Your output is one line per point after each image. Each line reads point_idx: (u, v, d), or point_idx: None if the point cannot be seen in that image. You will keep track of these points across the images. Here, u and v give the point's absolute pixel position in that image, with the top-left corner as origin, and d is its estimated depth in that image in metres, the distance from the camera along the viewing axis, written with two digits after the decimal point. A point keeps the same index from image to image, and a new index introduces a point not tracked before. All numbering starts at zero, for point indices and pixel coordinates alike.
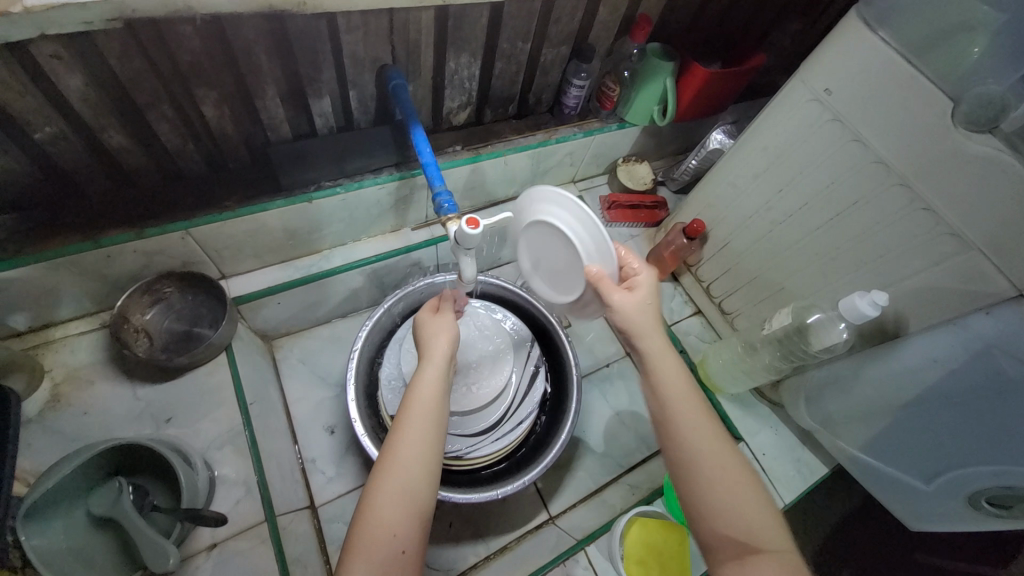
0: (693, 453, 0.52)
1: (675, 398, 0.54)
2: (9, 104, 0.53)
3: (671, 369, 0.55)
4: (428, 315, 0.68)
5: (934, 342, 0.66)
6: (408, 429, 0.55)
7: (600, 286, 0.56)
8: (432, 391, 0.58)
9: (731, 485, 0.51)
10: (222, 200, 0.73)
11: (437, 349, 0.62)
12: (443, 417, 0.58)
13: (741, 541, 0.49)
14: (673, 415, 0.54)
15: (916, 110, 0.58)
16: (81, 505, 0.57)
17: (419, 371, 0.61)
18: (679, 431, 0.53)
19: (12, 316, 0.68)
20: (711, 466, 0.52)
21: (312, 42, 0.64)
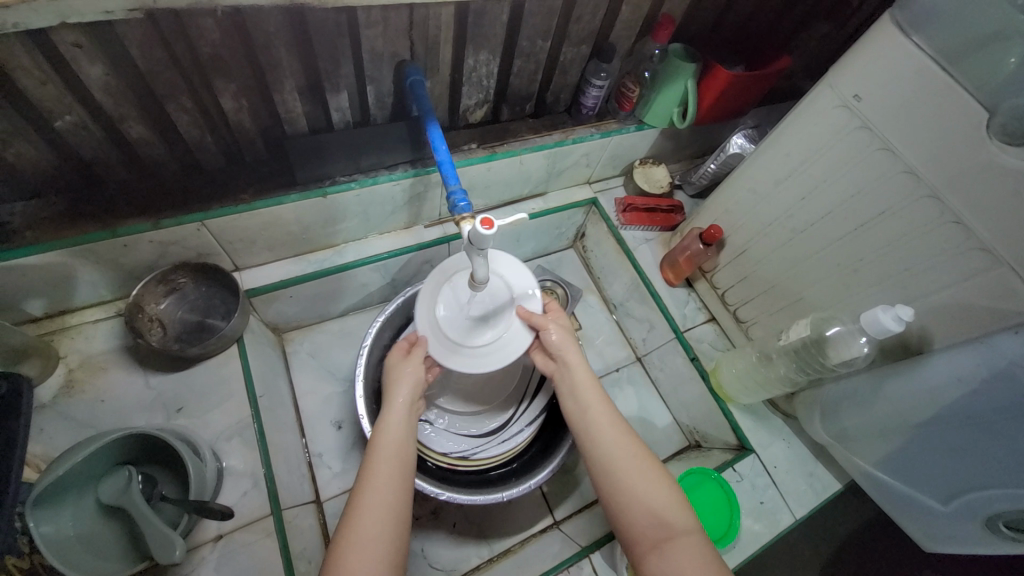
0: (612, 456, 0.63)
1: (593, 409, 0.66)
2: (31, 92, 0.54)
3: (587, 386, 0.68)
4: (395, 357, 0.69)
5: (959, 361, 0.64)
6: (377, 480, 0.57)
7: (532, 321, 0.68)
8: (397, 439, 0.61)
9: (643, 479, 0.61)
10: (238, 192, 0.73)
11: (401, 394, 0.65)
12: (409, 463, 0.61)
13: (657, 529, 0.58)
14: (592, 425, 0.65)
15: (949, 121, 0.56)
16: (90, 492, 0.58)
17: (384, 418, 0.64)
18: (598, 439, 0.64)
19: (30, 301, 0.69)
20: (628, 466, 0.62)
21: (332, 36, 0.64)
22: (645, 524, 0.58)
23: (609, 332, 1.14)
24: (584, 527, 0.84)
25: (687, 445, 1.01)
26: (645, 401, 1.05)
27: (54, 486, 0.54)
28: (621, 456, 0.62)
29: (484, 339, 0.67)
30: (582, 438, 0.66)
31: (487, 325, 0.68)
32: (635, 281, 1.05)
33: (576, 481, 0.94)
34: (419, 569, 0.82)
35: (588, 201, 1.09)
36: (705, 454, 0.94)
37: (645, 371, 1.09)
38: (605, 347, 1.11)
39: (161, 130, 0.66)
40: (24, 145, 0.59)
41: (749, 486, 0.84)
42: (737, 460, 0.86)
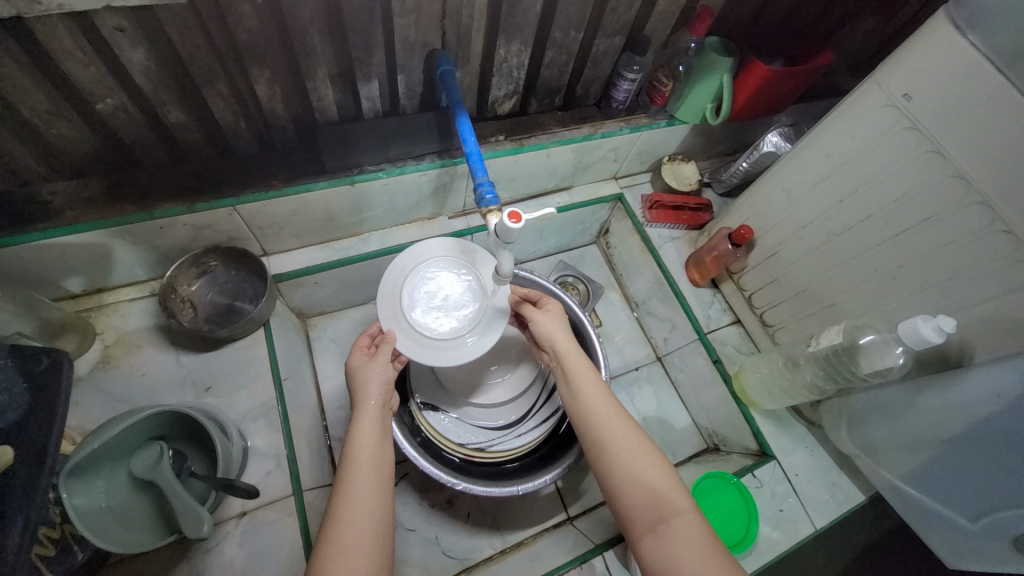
0: (606, 439, 0.63)
1: (586, 393, 0.66)
2: (75, 74, 0.55)
3: (580, 370, 0.68)
4: (360, 359, 0.67)
5: (999, 373, 0.61)
6: (354, 490, 0.56)
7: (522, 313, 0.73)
8: (370, 446, 0.60)
9: (635, 459, 0.61)
10: (268, 178, 0.74)
11: (371, 398, 0.64)
12: (385, 469, 0.60)
13: (653, 510, 0.58)
14: (586, 409, 0.65)
15: (1005, 124, 0.53)
16: (124, 465, 0.60)
17: (354, 424, 0.62)
18: (592, 422, 0.64)
19: (70, 278, 0.72)
20: (622, 448, 0.62)
21: (365, 24, 0.63)
22: (640, 506, 0.58)
23: (630, 330, 1.12)
24: (597, 525, 0.84)
25: (705, 448, 1.00)
26: (664, 402, 1.04)
27: (90, 457, 0.56)
28: (615, 438, 0.62)
29: (444, 333, 0.68)
30: (575, 422, 0.67)
31: (452, 321, 0.69)
32: (659, 280, 1.03)
33: (591, 478, 0.94)
34: (433, 556, 0.84)
35: (614, 197, 1.07)
36: (723, 458, 0.93)
37: (665, 371, 1.08)
38: (624, 345, 1.10)
39: (197, 116, 0.67)
40: (67, 126, 0.60)
41: (769, 493, 0.82)
42: (757, 466, 0.84)
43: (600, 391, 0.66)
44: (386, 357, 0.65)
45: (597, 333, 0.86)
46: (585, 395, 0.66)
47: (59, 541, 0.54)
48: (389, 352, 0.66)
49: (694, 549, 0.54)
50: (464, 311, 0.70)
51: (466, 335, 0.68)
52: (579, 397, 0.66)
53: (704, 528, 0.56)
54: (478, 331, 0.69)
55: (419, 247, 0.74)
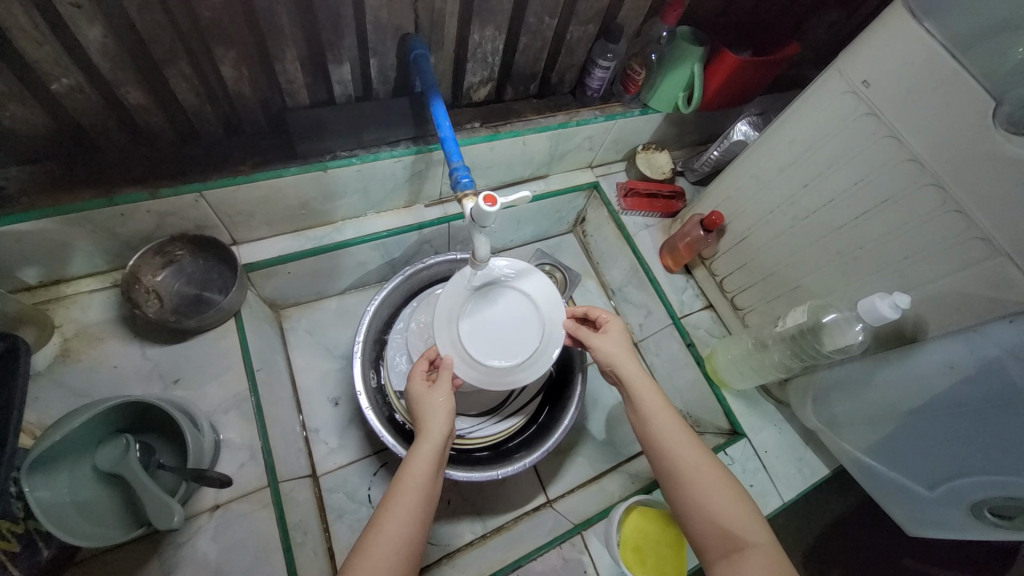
0: (678, 464, 0.61)
1: (656, 416, 0.64)
2: (28, 52, 0.52)
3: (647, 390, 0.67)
4: (422, 386, 0.66)
5: (951, 346, 0.64)
6: (393, 517, 0.55)
7: (578, 335, 0.71)
8: (425, 473, 0.58)
9: (712, 490, 0.59)
10: (237, 163, 0.72)
11: (436, 425, 0.62)
12: (430, 501, 0.58)
13: (728, 539, 0.56)
14: (657, 431, 0.64)
15: (955, 108, 0.56)
16: (88, 459, 0.58)
17: (417, 448, 0.61)
18: (664, 446, 0.63)
19: (24, 269, 0.68)
20: (696, 474, 0.60)
21: (336, 5, 0.62)
22: (715, 532, 0.57)
23: None
24: (577, 507, 0.85)
25: None
26: None
27: (49, 452, 0.54)
28: (688, 464, 0.61)
29: (502, 360, 0.69)
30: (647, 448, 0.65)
31: (507, 345, 0.70)
32: (634, 267, 1.05)
33: (570, 461, 0.96)
34: None
35: (590, 185, 1.08)
36: None
37: (641, 356, 1.10)
38: None
39: (159, 98, 0.64)
40: (18, 107, 0.57)
41: (740, 470, 0.85)
42: (729, 444, 0.87)
43: (674, 419, 0.64)
44: (448, 386, 0.65)
45: None
46: (655, 419, 0.64)
47: (23, 536, 0.52)
48: (449, 378, 0.66)
49: None
50: (517, 332, 0.71)
51: (523, 361, 0.69)
52: (647, 419, 0.65)
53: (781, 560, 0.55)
54: (532, 353, 0.70)
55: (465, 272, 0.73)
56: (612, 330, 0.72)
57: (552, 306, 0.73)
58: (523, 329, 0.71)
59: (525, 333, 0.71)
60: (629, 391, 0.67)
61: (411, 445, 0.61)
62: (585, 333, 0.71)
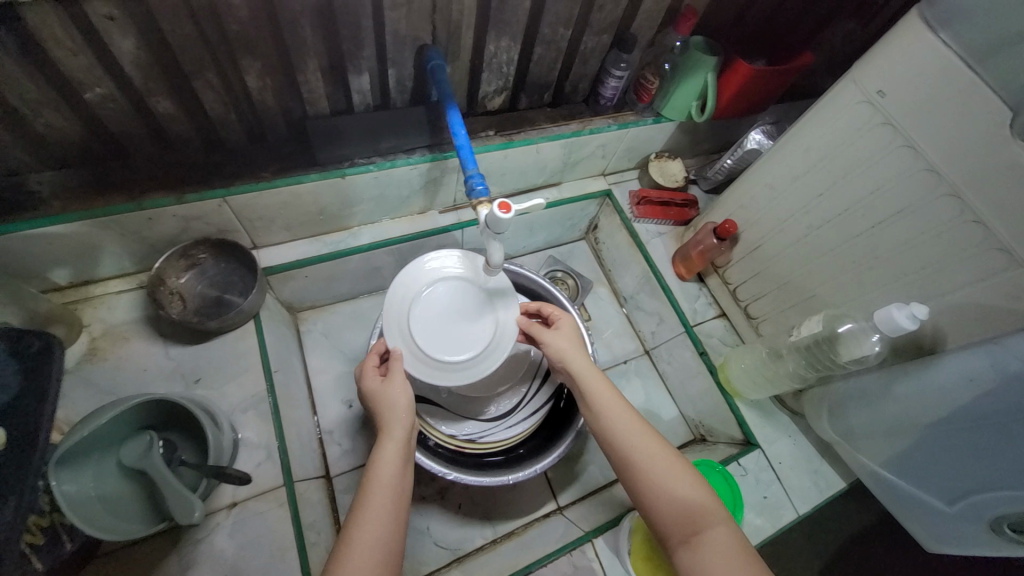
0: (631, 453, 0.61)
1: (605, 408, 0.65)
2: (64, 63, 0.55)
3: (597, 382, 0.68)
4: (375, 381, 0.67)
5: (971, 360, 0.63)
6: (367, 516, 0.55)
7: (531, 331, 0.73)
8: (393, 472, 0.59)
9: (667, 474, 0.59)
10: (259, 170, 0.74)
11: (397, 423, 0.63)
12: (402, 498, 0.58)
13: (687, 525, 0.56)
14: (609, 423, 0.64)
15: (972, 118, 0.56)
16: (113, 455, 0.60)
17: (379, 447, 0.61)
18: (616, 438, 0.63)
19: (56, 269, 0.71)
20: (649, 463, 0.60)
21: (356, 17, 0.64)
22: (672, 519, 0.56)
23: (618, 324, 1.14)
24: (587, 514, 0.85)
25: (692, 439, 1.02)
26: (652, 395, 1.06)
27: (76, 447, 0.56)
28: (641, 453, 0.61)
29: (453, 355, 0.70)
30: (600, 441, 0.65)
31: (456, 340, 0.71)
32: (646, 274, 1.05)
33: (580, 468, 0.96)
34: (425, 546, 0.84)
35: (603, 193, 1.09)
36: (709, 448, 0.95)
37: (652, 364, 1.10)
38: (613, 339, 1.12)
39: (186, 107, 0.67)
40: (54, 115, 0.60)
41: (753, 481, 0.84)
42: (742, 454, 0.86)
43: (622, 407, 0.65)
44: (401, 379, 0.66)
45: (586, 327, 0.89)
46: (605, 410, 0.65)
47: (47, 529, 0.54)
48: (400, 370, 0.67)
49: (731, 560, 0.52)
50: (469, 328, 0.72)
51: (473, 358, 0.70)
52: (597, 411, 0.65)
53: (741, 541, 0.54)
54: (480, 352, 0.71)
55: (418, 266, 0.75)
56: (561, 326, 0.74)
57: (507, 303, 0.74)
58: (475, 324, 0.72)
59: (477, 329, 0.72)
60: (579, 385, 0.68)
61: (373, 446, 0.62)
62: (537, 328, 0.72)
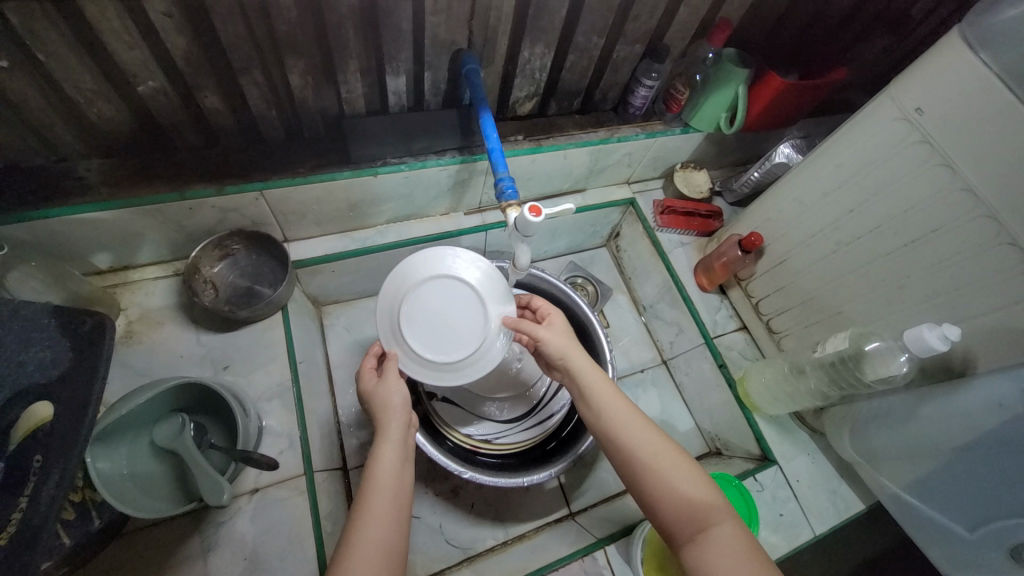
0: (634, 454, 0.60)
1: (605, 406, 0.64)
2: (119, 55, 0.57)
3: (596, 381, 0.66)
4: (372, 382, 0.68)
5: (1000, 384, 0.63)
6: (368, 515, 0.55)
7: (523, 329, 0.69)
8: (391, 473, 0.59)
9: (671, 472, 0.58)
10: (295, 165, 0.76)
11: (393, 421, 0.63)
12: (402, 498, 0.59)
13: (692, 523, 0.56)
14: (611, 423, 0.63)
15: (1012, 139, 0.55)
16: (146, 434, 0.63)
17: (377, 448, 0.61)
18: (617, 438, 0.62)
19: (99, 253, 0.74)
20: (653, 463, 0.59)
21: (398, 21, 0.65)
22: (677, 516, 0.57)
23: (636, 333, 1.14)
24: (599, 521, 0.85)
25: (707, 452, 1.01)
26: (668, 405, 1.05)
27: (113, 425, 0.58)
28: (644, 453, 0.60)
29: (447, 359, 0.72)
30: (602, 440, 0.64)
31: (449, 344, 0.72)
32: (667, 284, 1.05)
33: (594, 474, 0.96)
34: (436, 543, 0.85)
35: (627, 201, 1.09)
36: (725, 462, 0.94)
37: (670, 374, 1.09)
38: (631, 347, 1.12)
39: (229, 102, 0.69)
40: (106, 105, 0.63)
41: (770, 497, 0.83)
42: (759, 470, 0.85)
43: (623, 405, 0.64)
44: (395, 376, 0.67)
45: (605, 333, 0.89)
46: (606, 409, 0.64)
47: (80, 504, 0.56)
48: (395, 371, 0.68)
49: (739, 559, 0.52)
50: (461, 329, 0.73)
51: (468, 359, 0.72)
52: (598, 410, 0.64)
53: (749, 540, 0.54)
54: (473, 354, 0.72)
55: (409, 266, 0.75)
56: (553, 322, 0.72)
57: (499, 299, 0.74)
58: (467, 325, 0.73)
59: (470, 330, 0.73)
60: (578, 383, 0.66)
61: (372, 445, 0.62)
62: (529, 327, 0.69)
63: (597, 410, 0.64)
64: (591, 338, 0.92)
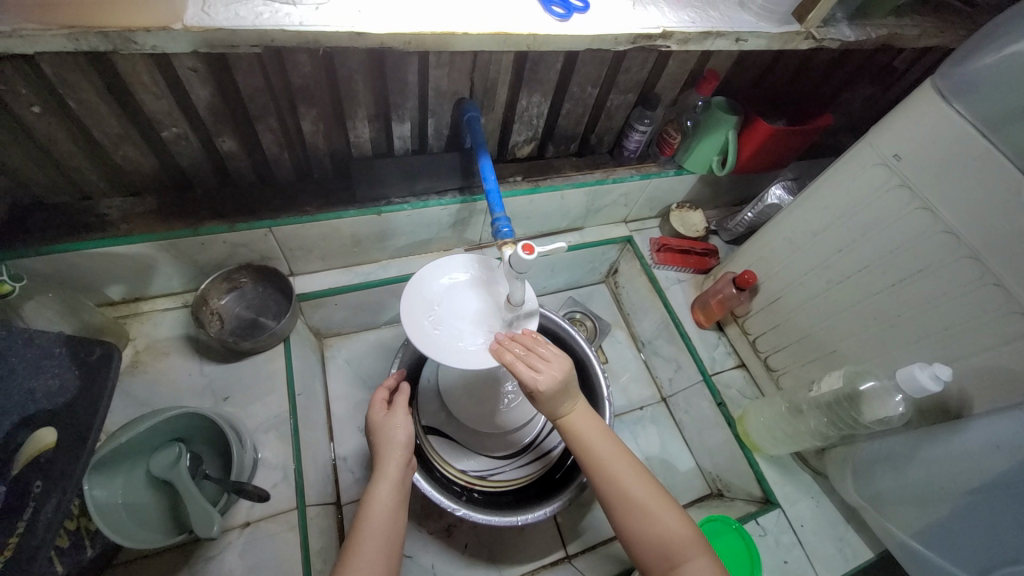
0: (621, 495, 0.63)
1: (596, 447, 0.66)
2: (148, 104, 0.62)
3: (589, 423, 0.68)
4: (380, 414, 0.71)
5: (998, 426, 0.62)
6: (359, 559, 0.57)
7: (519, 373, 0.62)
8: (385, 512, 0.61)
9: (652, 510, 0.62)
10: (303, 203, 0.80)
11: (391, 461, 0.66)
12: (394, 545, 0.60)
13: (669, 558, 0.59)
14: (603, 464, 0.65)
15: (988, 185, 0.58)
16: (142, 465, 0.64)
17: (373, 487, 0.64)
18: (606, 479, 0.64)
19: (112, 285, 0.77)
20: (640, 501, 0.62)
21: (403, 74, 0.70)
22: (655, 551, 0.60)
23: (635, 369, 1.14)
24: (597, 564, 0.82)
25: (709, 493, 0.99)
26: (669, 444, 1.04)
27: (111, 454, 0.60)
28: (631, 492, 0.63)
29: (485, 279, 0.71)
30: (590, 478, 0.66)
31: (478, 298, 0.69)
32: (665, 320, 1.06)
33: (592, 515, 0.93)
34: None
35: (624, 239, 1.12)
36: (727, 504, 0.92)
37: (669, 412, 1.08)
38: (630, 383, 1.11)
39: (246, 145, 0.74)
40: (132, 149, 0.67)
41: (773, 543, 0.80)
42: (761, 513, 0.83)
43: (610, 444, 0.67)
44: (405, 408, 0.71)
45: (601, 367, 0.90)
46: (596, 450, 0.66)
47: (74, 532, 0.56)
48: (404, 403, 0.72)
49: None
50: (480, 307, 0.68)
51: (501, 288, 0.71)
52: (588, 449, 0.66)
53: None
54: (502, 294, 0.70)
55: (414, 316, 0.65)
56: (550, 357, 0.65)
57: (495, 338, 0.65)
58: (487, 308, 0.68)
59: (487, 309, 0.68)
60: (567, 424, 0.67)
61: (369, 485, 0.64)
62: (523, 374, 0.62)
63: (587, 449, 0.66)
64: (587, 372, 0.92)
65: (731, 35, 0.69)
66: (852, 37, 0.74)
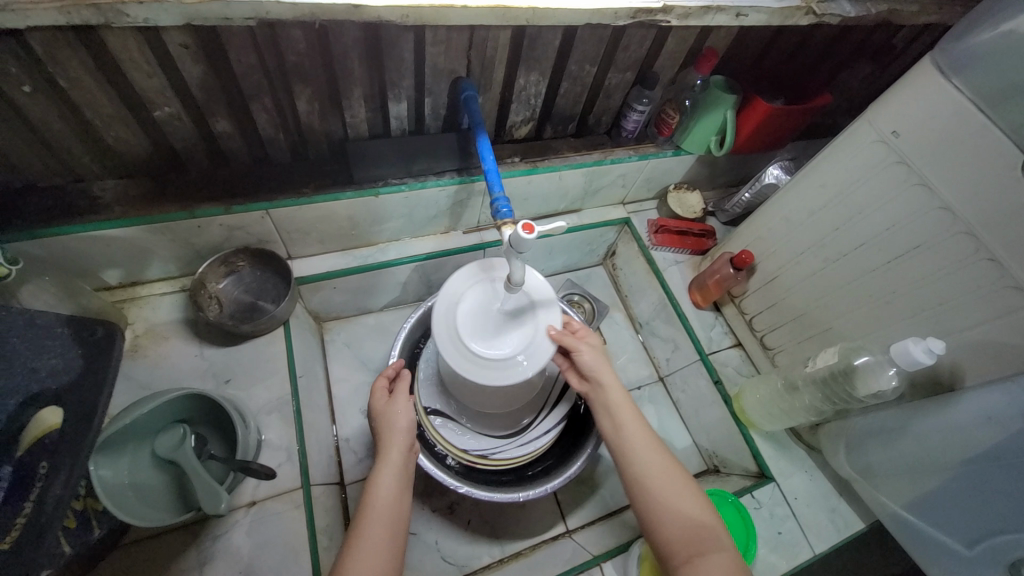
0: (649, 476, 0.64)
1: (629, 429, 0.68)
2: (139, 82, 0.61)
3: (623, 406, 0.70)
4: (382, 402, 0.73)
5: (989, 397, 0.63)
6: (364, 540, 0.58)
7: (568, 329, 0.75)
8: (390, 495, 0.63)
9: (678, 495, 0.62)
10: (300, 185, 0.79)
11: (394, 447, 0.67)
12: (399, 525, 0.61)
13: (692, 542, 0.58)
14: (632, 444, 0.66)
15: (984, 160, 0.58)
16: (147, 446, 0.64)
17: (376, 472, 0.65)
18: (637, 460, 0.65)
19: (109, 269, 0.77)
20: (666, 484, 0.63)
21: (399, 51, 0.69)
22: (677, 535, 0.59)
23: (633, 350, 1.15)
24: (597, 538, 0.84)
25: (705, 469, 1.01)
26: (666, 422, 1.06)
27: (115, 436, 0.60)
28: (657, 475, 0.64)
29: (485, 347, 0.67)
30: (618, 457, 0.67)
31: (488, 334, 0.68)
32: (662, 301, 1.07)
33: (592, 491, 0.95)
34: (432, 560, 0.84)
35: (621, 221, 1.12)
36: (723, 479, 0.94)
37: (666, 392, 1.10)
38: (628, 364, 1.13)
39: (240, 126, 0.73)
40: (123, 129, 0.66)
41: (768, 515, 0.82)
42: (756, 486, 0.85)
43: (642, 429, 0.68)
44: (405, 395, 0.72)
45: None
46: (628, 430, 0.67)
47: (81, 512, 0.57)
48: (406, 391, 0.73)
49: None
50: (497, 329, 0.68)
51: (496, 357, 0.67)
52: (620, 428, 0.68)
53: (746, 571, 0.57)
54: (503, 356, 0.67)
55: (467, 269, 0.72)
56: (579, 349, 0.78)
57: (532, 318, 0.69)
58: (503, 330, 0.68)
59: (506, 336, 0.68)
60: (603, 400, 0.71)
61: (371, 470, 0.65)
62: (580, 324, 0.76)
63: (619, 429, 0.68)
64: None
65: (731, 10, 0.68)
66: (853, 12, 0.74)
